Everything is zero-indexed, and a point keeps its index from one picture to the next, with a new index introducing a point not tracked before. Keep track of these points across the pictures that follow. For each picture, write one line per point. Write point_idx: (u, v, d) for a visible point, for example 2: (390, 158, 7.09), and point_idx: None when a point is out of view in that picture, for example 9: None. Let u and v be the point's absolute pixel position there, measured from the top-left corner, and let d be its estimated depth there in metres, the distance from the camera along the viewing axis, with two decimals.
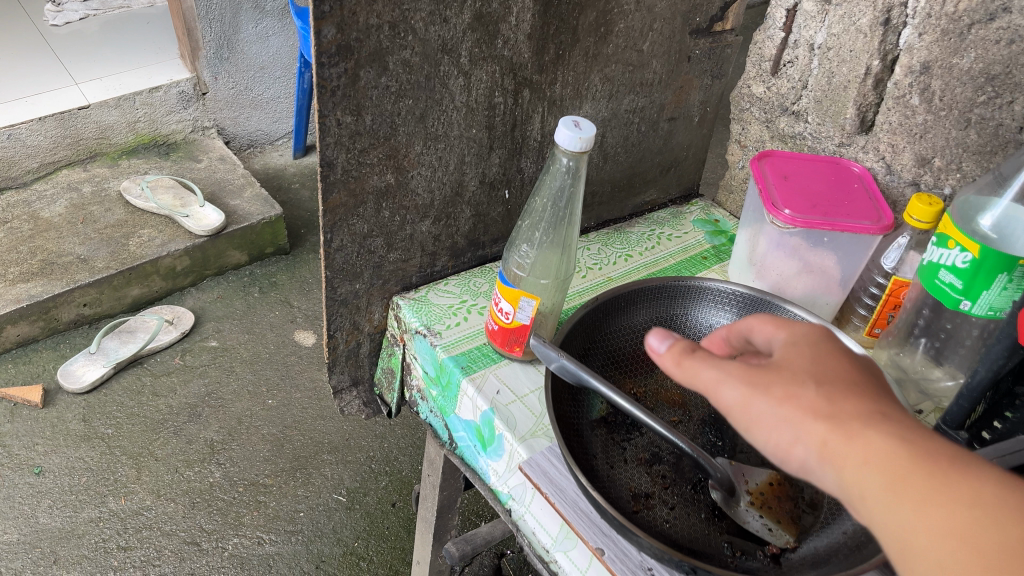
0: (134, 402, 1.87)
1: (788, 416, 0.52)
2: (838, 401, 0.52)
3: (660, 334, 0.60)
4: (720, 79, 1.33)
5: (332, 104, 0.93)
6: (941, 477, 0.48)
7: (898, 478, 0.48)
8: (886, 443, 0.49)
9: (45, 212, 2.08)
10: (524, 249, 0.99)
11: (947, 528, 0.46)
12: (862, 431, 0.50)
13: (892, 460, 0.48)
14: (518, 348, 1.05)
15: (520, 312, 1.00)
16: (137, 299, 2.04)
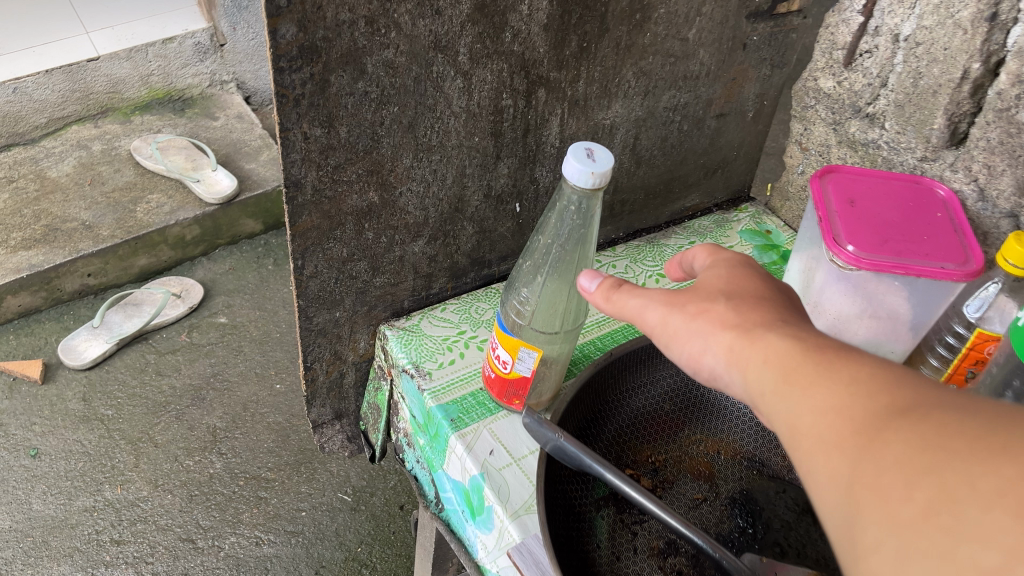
0: (136, 381, 1.78)
1: (697, 329, 0.53)
2: (747, 315, 0.52)
3: (588, 275, 0.64)
4: (781, 68, 1.12)
5: (296, 116, 0.77)
6: (830, 361, 0.44)
7: (789, 368, 0.46)
8: (782, 344, 0.48)
9: (52, 171, 1.97)
10: (525, 294, 0.83)
11: (822, 405, 0.42)
12: (762, 336, 0.49)
13: (784, 354, 0.47)
14: (518, 401, 0.89)
15: (520, 364, 0.84)
16: (145, 269, 1.94)
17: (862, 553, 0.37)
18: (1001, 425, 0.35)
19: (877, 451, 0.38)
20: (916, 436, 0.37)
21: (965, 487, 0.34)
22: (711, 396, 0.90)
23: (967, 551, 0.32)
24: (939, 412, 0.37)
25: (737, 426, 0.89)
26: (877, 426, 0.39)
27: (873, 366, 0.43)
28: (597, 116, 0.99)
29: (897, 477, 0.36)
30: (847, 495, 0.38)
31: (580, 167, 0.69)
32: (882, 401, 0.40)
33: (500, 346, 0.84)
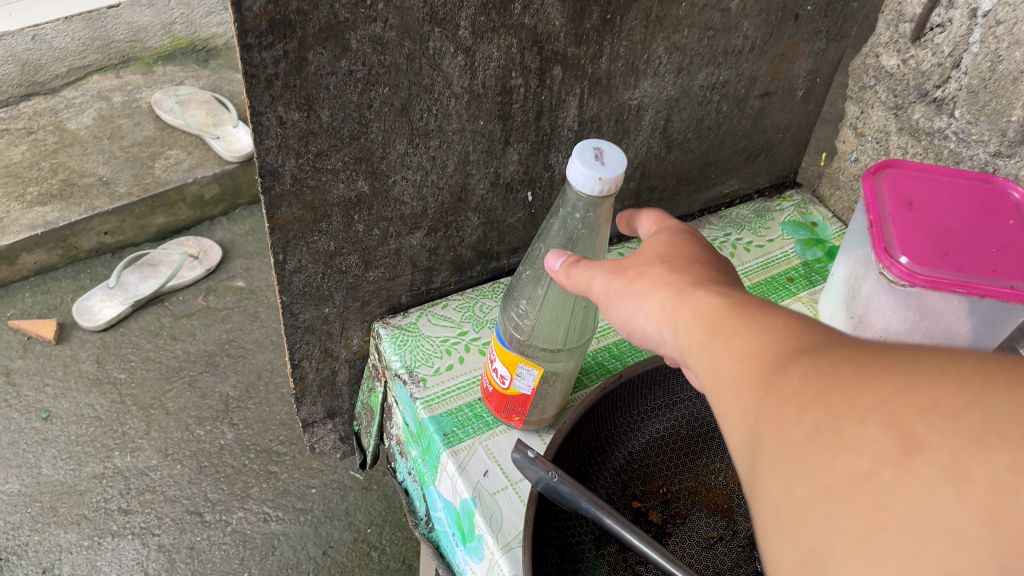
0: (151, 345, 1.74)
1: (630, 287, 0.51)
2: (680, 271, 0.49)
3: (557, 255, 0.60)
4: (837, 41, 0.99)
5: (270, 98, 0.68)
6: (744, 305, 0.42)
7: (704, 313, 0.44)
8: (708, 296, 0.45)
9: (72, 123, 1.91)
10: (525, 305, 0.73)
11: (729, 346, 0.40)
12: (687, 288, 0.47)
13: (702, 302, 0.45)
14: (517, 418, 0.80)
15: (519, 380, 0.75)
16: (163, 228, 1.88)
17: (755, 479, 0.35)
18: (888, 347, 0.34)
19: (773, 381, 0.36)
20: (807, 362, 0.35)
21: (846, 401, 0.32)
22: None
23: (843, 463, 0.31)
24: (834, 341, 0.36)
25: None
26: (774, 357, 0.37)
27: (784, 308, 0.41)
28: (622, 96, 0.88)
29: (785, 400, 0.35)
30: (745, 427, 0.37)
31: (586, 171, 0.59)
32: (784, 334, 0.38)
33: (497, 358, 0.75)
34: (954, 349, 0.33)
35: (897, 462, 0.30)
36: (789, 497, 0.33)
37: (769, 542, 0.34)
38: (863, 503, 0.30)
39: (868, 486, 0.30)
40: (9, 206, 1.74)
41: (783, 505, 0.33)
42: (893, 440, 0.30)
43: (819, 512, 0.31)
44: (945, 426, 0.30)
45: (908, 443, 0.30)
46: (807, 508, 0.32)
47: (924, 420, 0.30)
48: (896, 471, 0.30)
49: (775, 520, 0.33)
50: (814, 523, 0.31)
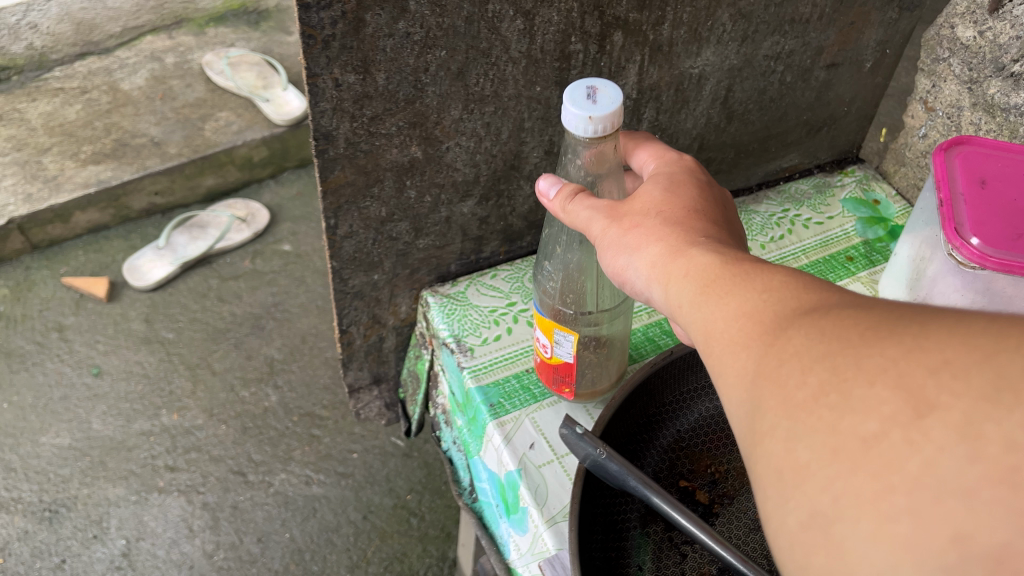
0: (198, 306, 1.76)
1: (628, 241, 0.53)
2: (679, 226, 0.51)
3: (554, 183, 0.61)
4: (911, 11, 0.94)
5: (326, 59, 0.66)
6: (742, 267, 0.44)
7: (704, 275, 0.46)
8: (706, 256, 0.47)
9: (125, 83, 1.93)
10: (554, 264, 0.72)
11: (731, 309, 0.42)
12: (684, 248, 0.49)
13: (700, 263, 0.47)
14: (568, 389, 0.79)
15: (559, 348, 0.73)
16: (212, 189, 1.89)
17: (758, 440, 0.37)
18: (892, 310, 0.36)
19: (777, 347, 0.38)
20: (812, 327, 0.37)
21: (852, 366, 0.34)
22: None
23: (852, 426, 0.33)
24: (836, 304, 0.38)
25: None
26: (778, 322, 0.39)
27: (782, 268, 0.43)
28: (683, 64, 0.85)
29: (792, 364, 0.36)
30: (748, 389, 0.38)
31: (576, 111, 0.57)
32: (786, 299, 0.40)
33: (537, 327, 0.74)
34: (957, 310, 0.34)
35: (907, 425, 0.31)
36: (795, 458, 0.35)
37: (773, 499, 0.36)
38: (871, 466, 0.32)
39: (876, 447, 0.32)
40: (65, 165, 1.79)
41: (789, 465, 0.35)
42: (903, 402, 0.32)
43: (826, 473, 0.33)
44: (953, 386, 0.31)
45: (918, 407, 0.32)
46: (815, 470, 0.34)
47: (933, 381, 0.32)
48: (906, 433, 0.31)
49: (780, 481, 0.35)
50: (821, 484, 0.33)
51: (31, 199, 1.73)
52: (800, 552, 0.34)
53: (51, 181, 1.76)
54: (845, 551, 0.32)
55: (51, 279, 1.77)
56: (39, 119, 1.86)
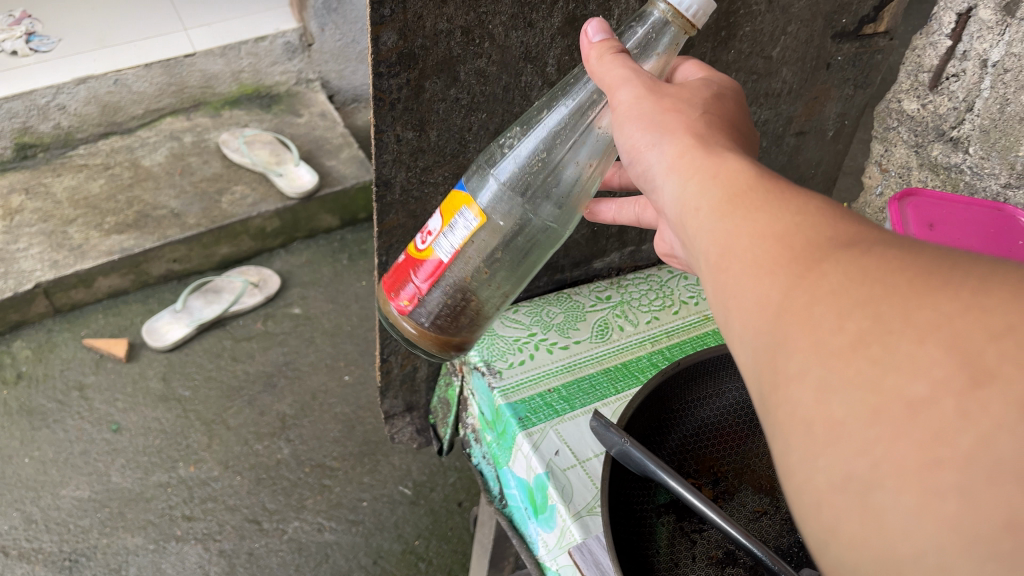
0: (213, 365, 1.86)
1: (659, 123, 0.53)
2: (705, 128, 0.52)
3: (603, 24, 0.62)
4: (865, 88, 1.12)
5: (392, 118, 0.81)
6: (777, 186, 0.45)
7: (733, 185, 0.46)
8: (734, 163, 0.47)
9: (146, 160, 2.09)
10: (503, 165, 0.74)
11: (759, 229, 0.42)
12: (719, 150, 0.49)
13: (734, 166, 0.47)
14: (407, 302, 0.73)
15: (444, 239, 0.69)
16: (226, 257, 2.03)
17: (784, 383, 0.37)
18: (943, 261, 0.36)
19: (813, 281, 0.38)
20: (854, 267, 0.37)
21: (901, 320, 0.34)
22: None
23: (897, 386, 0.33)
24: (878, 246, 0.38)
25: None
26: (816, 255, 0.39)
27: (818, 197, 0.43)
28: None
29: (831, 309, 0.36)
30: (776, 322, 0.39)
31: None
32: (824, 231, 0.40)
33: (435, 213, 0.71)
34: (1012, 268, 0.34)
35: (960, 393, 0.31)
36: (829, 410, 0.35)
37: (795, 450, 0.36)
38: (917, 432, 0.32)
39: (923, 412, 0.32)
40: (89, 235, 1.90)
41: (822, 419, 0.35)
42: (958, 367, 0.31)
43: (865, 434, 0.33)
44: (1015, 355, 0.31)
45: (977, 376, 0.31)
46: (851, 427, 0.34)
47: (993, 349, 0.31)
48: (959, 402, 0.31)
49: (809, 431, 0.35)
50: (858, 442, 0.33)
51: (58, 264, 1.83)
52: (830, 513, 0.34)
53: (76, 250, 1.86)
54: (880, 516, 0.32)
55: (72, 341, 1.87)
56: (64, 192, 1.99)
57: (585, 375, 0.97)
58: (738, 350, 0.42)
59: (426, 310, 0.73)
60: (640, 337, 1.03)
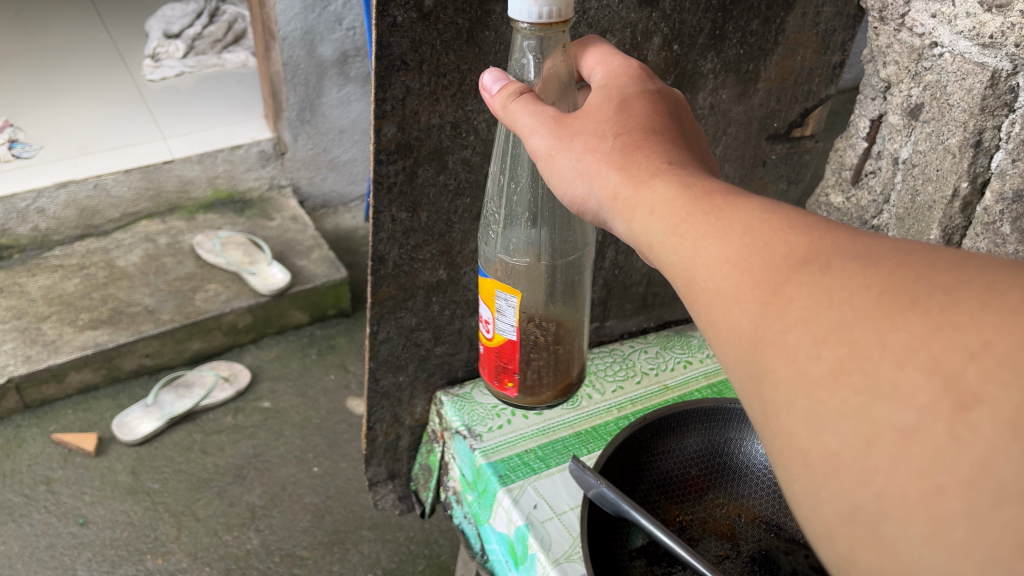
0: (182, 458, 1.88)
1: (584, 165, 0.61)
2: (632, 153, 0.59)
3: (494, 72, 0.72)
4: (797, 184, 1.27)
5: (388, 201, 0.91)
6: (719, 210, 0.50)
7: (678, 222, 0.52)
8: (665, 189, 0.54)
9: (121, 261, 2.17)
10: (505, 243, 0.85)
11: (716, 256, 0.48)
12: (648, 181, 0.56)
13: (667, 201, 0.53)
14: (510, 383, 0.88)
15: (502, 322, 0.83)
16: (197, 352, 2.09)
17: (776, 414, 0.42)
18: (899, 273, 0.40)
19: (782, 309, 0.43)
20: (821, 291, 0.42)
21: (877, 345, 0.38)
22: (736, 466, 0.96)
23: (888, 417, 0.37)
24: (837, 261, 0.42)
25: (759, 494, 0.95)
26: (780, 278, 0.44)
27: (758, 210, 0.49)
28: None
29: (810, 339, 0.41)
30: (753, 348, 0.44)
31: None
32: (780, 252, 0.46)
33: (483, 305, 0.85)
34: (976, 277, 0.38)
35: (950, 417, 0.35)
36: (825, 443, 0.39)
37: (799, 472, 0.41)
38: (911, 460, 0.36)
39: (916, 438, 0.36)
40: (63, 331, 1.94)
41: (819, 450, 0.39)
42: (943, 393, 0.36)
43: (863, 464, 0.37)
44: (995, 376, 0.35)
45: (963, 401, 0.35)
46: (847, 457, 0.38)
47: (973, 370, 0.35)
48: (950, 426, 0.35)
49: (809, 463, 0.40)
50: (858, 471, 0.38)
51: (31, 359, 1.87)
52: (844, 541, 0.38)
53: (50, 344, 1.90)
54: (892, 546, 0.36)
55: (41, 436, 1.89)
56: (38, 290, 2.05)
57: (558, 437, 1.06)
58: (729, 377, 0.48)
59: (525, 373, 0.87)
60: (607, 404, 1.12)
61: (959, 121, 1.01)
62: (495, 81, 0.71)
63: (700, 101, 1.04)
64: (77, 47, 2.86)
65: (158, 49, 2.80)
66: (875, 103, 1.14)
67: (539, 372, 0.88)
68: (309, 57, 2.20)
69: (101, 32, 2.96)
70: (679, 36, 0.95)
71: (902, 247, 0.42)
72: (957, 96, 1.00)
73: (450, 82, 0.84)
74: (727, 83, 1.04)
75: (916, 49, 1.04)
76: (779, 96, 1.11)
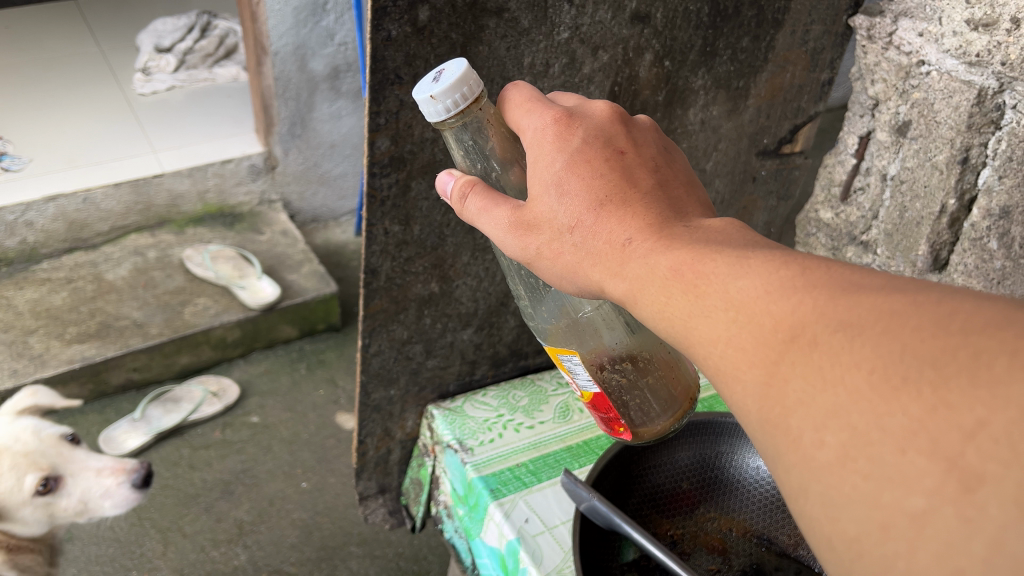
0: (169, 474, 1.86)
1: (564, 261, 0.59)
2: (599, 239, 0.56)
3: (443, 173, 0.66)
4: (787, 200, 1.29)
5: (381, 214, 0.91)
6: (698, 288, 0.48)
7: (662, 308, 0.50)
8: (639, 280, 0.52)
9: (109, 275, 2.16)
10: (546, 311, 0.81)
11: (706, 337, 0.46)
12: (622, 272, 0.54)
13: (646, 290, 0.52)
14: (622, 429, 0.79)
15: (580, 378, 0.76)
16: (186, 367, 2.08)
17: (795, 496, 0.40)
18: (883, 343, 0.37)
19: (778, 391, 0.41)
20: (810, 370, 0.39)
21: (876, 428, 0.36)
22: (725, 481, 0.96)
23: (897, 501, 0.34)
24: (819, 335, 0.39)
25: (749, 509, 0.95)
26: (769, 358, 0.42)
27: (725, 282, 0.46)
28: None
29: (808, 421, 0.39)
30: (762, 431, 0.42)
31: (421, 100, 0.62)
32: (756, 331, 0.43)
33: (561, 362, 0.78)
34: (965, 338, 0.35)
35: (957, 500, 0.32)
36: (842, 527, 0.37)
37: (824, 555, 0.38)
38: (928, 547, 0.33)
39: (927, 523, 0.33)
40: (50, 344, 1.93)
41: (838, 535, 0.37)
42: (947, 474, 0.33)
43: (882, 551, 0.35)
44: (995, 454, 0.32)
45: (968, 482, 0.32)
46: (866, 543, 0.35)
47: (972, 451, 0.33)
48: (959, 509, 0.32)
49: (833, 547, 0.37)
50: (878, 557, 0.35)
51: (17, 372, 1.85)
52: None
53: (37, 358, 1.89)
54: None
55: None
56: (25, 304, 2.03)
57: (550, 451, 1.05)
58: None
59: (628, 415, 0.77)
60: None
61: (946, 138, 1.02)
62: (448, 180, 0.65)
63: (691, 116, 1.05)
64: (67, 60, 2.86)
65: (148, 62, 2.80)
66: (864, 120, 1.15)
67: (642, 403, 0.77)
68: (300, 72, 2.21)
69: (92, 46, 2.97)
70: (671, 52, 0.96)
71: (885, 303, 0.38)
72: (944, 114, 1.01)
73: None
74: (718, 99, 1.05)
75: (904, 66, 1.05)
76: (768, 113, 1.12)
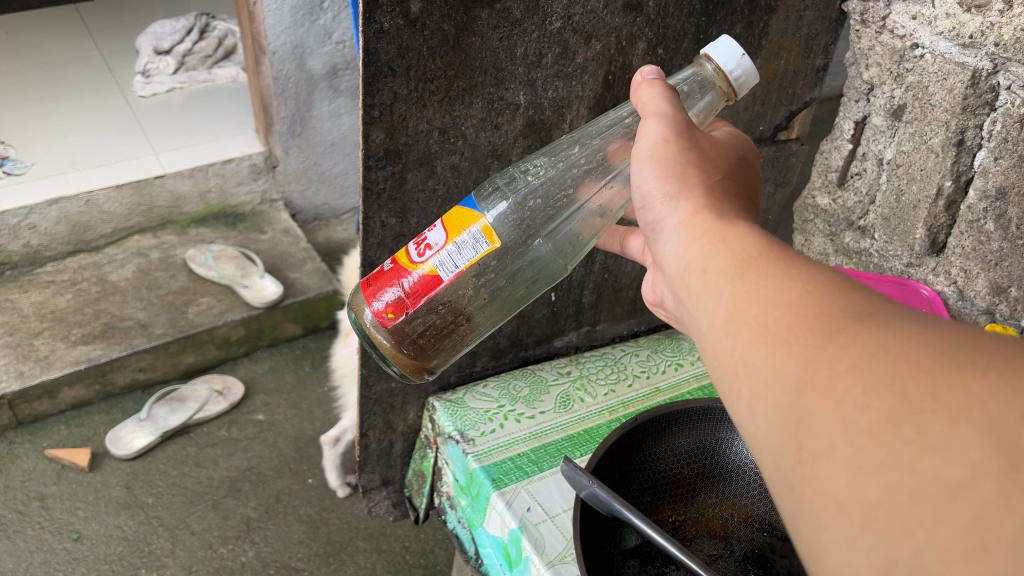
0: (176, 472, 1.87)
1: (679, 174, 0.55)
2: (718, 199, 0.53)
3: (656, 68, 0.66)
4: (784, 187, 1.29)
5: (377, 207, 0.91)
6: (789, 259, 0.45)
7: (744, 259, 0.46)
8: (740, 231, 0.48)
9: (113, 276, 2.17)
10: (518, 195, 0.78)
11: (771, 297, 0.43)
12: (727, 223, 0.50)
13: (741, 239, 0.47)
14: (388, 314, 0.73)
15: (446, 257, 0.70)
16: (190, 366, 2.09)
17: (810, 459, 0.37)
18: (962, 341, 0.37)
19: (832, 353, 0.38)
20: (875, 342, 0.38)
21: (929, 401, 0.35)
22: (726, 467, 0.97)
23: (932, 469, 0.33)
24: (895, 321, 0.39)
25: (750, 494, 0.95)
26: (833, 327, 0.40)
27: (823, 267, 0.44)
28: None
29: (856, 384, 0.37)
30: (795, 395, 0.39)
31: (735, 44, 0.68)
32: (833, 301, 0.41)
33: (436, 228, 0.72)
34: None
35: (998, 475, 0.32)
36: (862, 492, 0.35)
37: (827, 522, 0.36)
38: (956, 517, 0.32)
39: (962, 496, 0.33)
40: (55, 346, 1.94)
41: (856, 501, 0.35)
42: (994, 451, 0.33)
43: (905, 518, 0.34)
44: None
45: (1015, 461, 0.32)
46: (887, 510, 0.34)
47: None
48: (998, 484, 0.32)
49: (844, 511, 0.36)
50: (899, 523, 0.34)
51: (23, 375, 1.86)
52: None
53: (42, 360, 1.89)
54: None
55: (34, 452, 1.88)
56: (30, 306, 2.04)
57: (550, 440, 1.06)
58: (747, 418, 0.42)
59: (409, 323, 0.74)
60: (599, 407, 1.13)
61: (941, 121, 1.02)
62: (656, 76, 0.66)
63: None
64: (66, 65, 2.87)
65: (147, 65, 2.80)
66: (859, 104, 1.15)
67: (416, 333, 0.75)
68: (298, 71, 2.21)
69: (91, 49, 2.98)
70: (664, 41, 0.96)
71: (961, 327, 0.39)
72: (938, 97, 1.02)
73: (437, 87, 0.85)
74: None
75: (898, 50, 1.06)
76: (763, 100, 1.12)
